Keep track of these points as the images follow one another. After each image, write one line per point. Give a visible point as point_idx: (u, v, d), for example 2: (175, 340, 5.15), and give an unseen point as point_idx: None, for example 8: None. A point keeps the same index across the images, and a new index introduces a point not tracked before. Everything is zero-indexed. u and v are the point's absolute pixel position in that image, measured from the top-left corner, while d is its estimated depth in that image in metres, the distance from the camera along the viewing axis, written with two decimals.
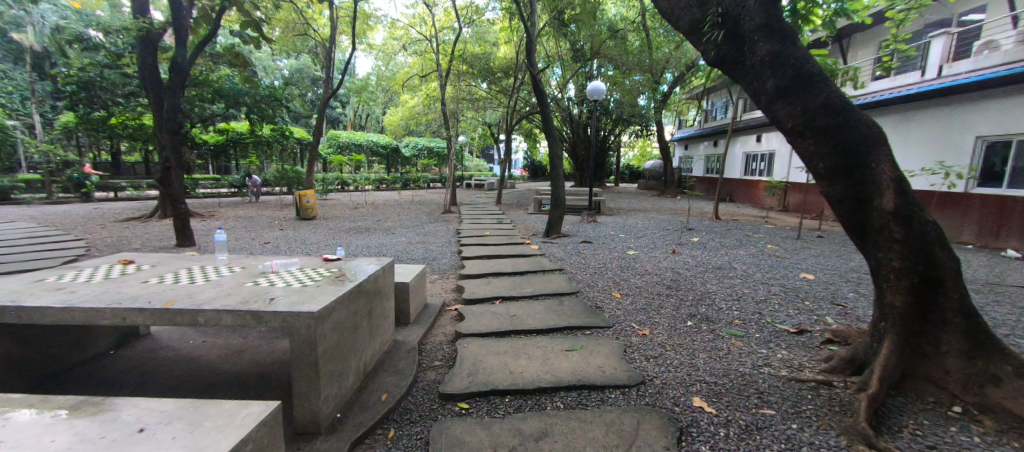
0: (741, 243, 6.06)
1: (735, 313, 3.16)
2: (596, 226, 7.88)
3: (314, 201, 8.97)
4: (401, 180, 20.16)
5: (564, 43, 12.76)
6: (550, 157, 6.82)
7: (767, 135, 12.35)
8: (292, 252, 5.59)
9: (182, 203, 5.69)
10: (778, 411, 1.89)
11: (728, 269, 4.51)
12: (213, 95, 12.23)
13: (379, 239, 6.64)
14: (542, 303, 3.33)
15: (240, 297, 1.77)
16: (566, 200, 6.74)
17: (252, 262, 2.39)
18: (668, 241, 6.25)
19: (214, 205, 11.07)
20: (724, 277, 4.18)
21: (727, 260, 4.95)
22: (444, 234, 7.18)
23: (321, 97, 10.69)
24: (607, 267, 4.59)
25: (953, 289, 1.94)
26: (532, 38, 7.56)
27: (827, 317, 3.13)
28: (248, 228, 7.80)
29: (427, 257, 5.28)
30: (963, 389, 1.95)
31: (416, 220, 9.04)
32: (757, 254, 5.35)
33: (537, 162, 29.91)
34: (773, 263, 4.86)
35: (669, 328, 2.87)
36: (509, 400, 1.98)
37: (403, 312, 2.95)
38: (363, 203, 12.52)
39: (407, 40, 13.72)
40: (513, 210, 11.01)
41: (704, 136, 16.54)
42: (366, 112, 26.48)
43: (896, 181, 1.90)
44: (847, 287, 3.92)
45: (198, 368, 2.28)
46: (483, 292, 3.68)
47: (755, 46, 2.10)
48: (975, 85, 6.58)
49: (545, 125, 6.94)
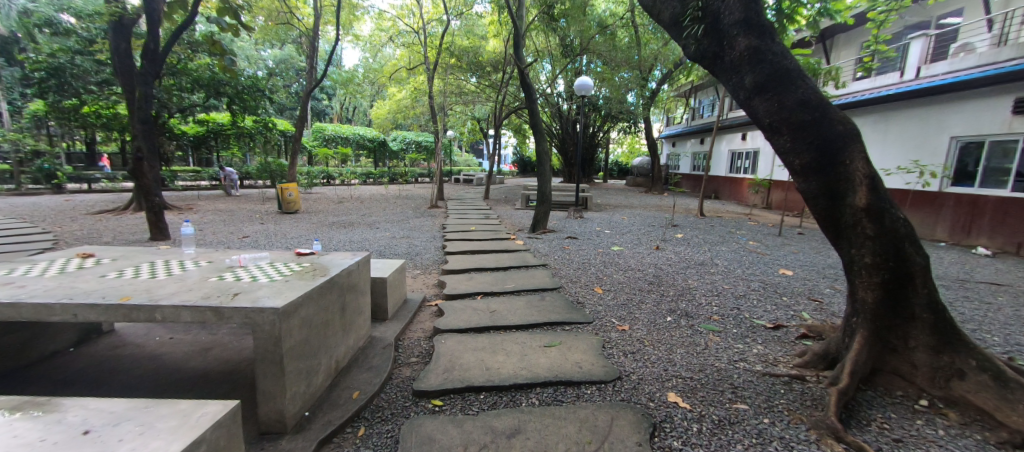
0: (724, 240, 6.13)
1: (714, 309, 3.18)
2: (582, 221, 7.89)
3: (296, 194, 8.78)
4: (388, 174, 19.92)
5: (553, 38, 12.70)
6: (537, 153, 6.78)
7: (752, 133, 12.52)
8: (271, 246, 5.46)
9: (157, 196, 5.49)
10: (751, 406, 1.90)
11: (709, 265, 4.55)
12: (193, 84, 11.90)
13: (362, 234, 6.54)
14: (523, 299, 3.31)
15: (202, 292, 1.70)
16: (552, 195, 6.73)
17: (220, 256, 2.31)
18: (653, 237, 6.28)
19: (194, 198, 10.79)
20: (706, 273, 4.22)
21: (709, 256, 5.00)
22: (429, 229, 7.10)
23: (306, 88, 10.45)
24: (590, 263, 4.58)
25: (922, 284, 1.97)
26: (520, 32, 7.49)
27: (803, 312, 3.17)
28: (228, 221, 7.60)
29: (410, 252, 5.22)
30: (930, 383, 1.99)
31: (401, 215, 8.94)
32: (739, 250, 5.41)
33: (526, 158, 29.90)
34: (754, 259, 4.92)
35: (648, 324, 2.87)
36: (484, 397, 1.95)
37: (380, 307, 2.89)
38: (349, 197, 12.33)
39: (395, 32, 13.51)
40: (501, 206, 10.97)
41: (691, 134, 16.70)
42: (353, 104, 26.06)
43: (868, 179, 1.92)
44: (824, 283, 3.99)
45: (162, 366, 2.20)
46: (464, 287, 3.64)
47: (734, 40, 2.08)
48: (951, 88, 6.75)
49: (532, 119, 6.90)
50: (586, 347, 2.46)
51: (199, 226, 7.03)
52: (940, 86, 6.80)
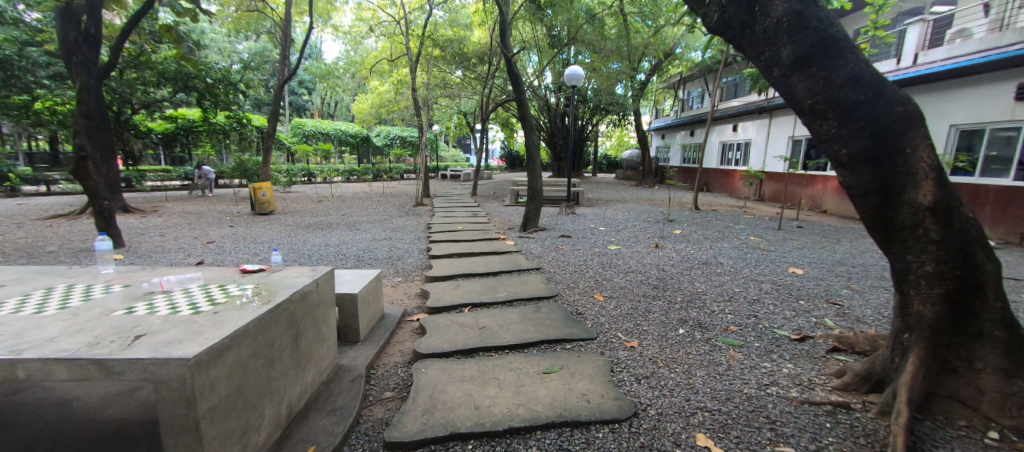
0: (724, 235, 5.85)
1: (729, 317, 2.85)
2: (574, 218, 7.55)
3: (270, 194, 8.24)
4: (372, 171, 19.27)
5: (541, 28, 12.27)
6: (526, 146, 6.38)
7: (743, 124, 12.34)
8: (236, 253, 4.97)
9: (105, 200, 4.92)
10: (797, 448, 1.57)
11: (715, 265, 4.25)
12: (157, 78, 11.17)
13: (340, 236, 6.07)
14: (516, 311, 2.93)
15: (92, 336, 1.27)
16: (543, 191, 6.36)
17: (143, 276, 1.88)
18: (650, 233, 5.97)
19: (162, 200, 10.12)
20: (712, 274, 3.91)
21: (712, 254, 4.69)
22: (413, 229, 6.67)
23: (279, 80, 9.82)
24: (587, 265, 4.23)
25: (994, 297, 1.65)
26: (507, 19, 7.06)
27: (826, 319, 2.86)
28: (194, 225, 7.03)
29: (391, 256, 4.80)
30: (998, 411, 1.69)
31: (384, 214, 8.48)
32: (741, 247, 5.13)
33: (514, 153, 29.49)
34: (759, 256, 4.64)
35: (659, 339, 2.53)
36: (473, 448, 1.58)
37: (350, 328, 2.47)
38: (329, 196, 11.75)
39: (376, 22, 12.91)
40: (489, 202, 10.57)
41: (681, 126, 16.50)
42: (334, 100, 25.21)
43: (934, 171, 1.58)
44: (839, 283, 3.71)
45: (68, 415, 1.77)
46: (449, 298, 3.24)
47: (769, 5, 1.74)
48: (954, 72, 6.55)
49: (520, 111, 6.49)
50: (592, 372, 2.09)
51: (160, 231, 6.45)
52: (942, 71, 6.60)
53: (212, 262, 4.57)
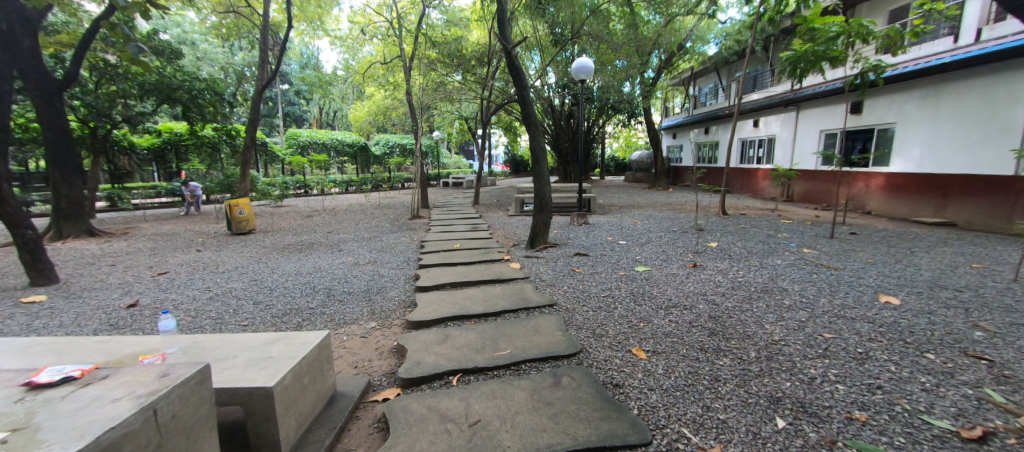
0: (771, 248, 4.89)
1: (844, 394, 1.90)
2: (589, 229, 6.65)
3: (249, 211, 7.40)
4: (371, 181, 18.47)
5: (542, 25, 11.42)
6: (531, 150, 5.46)
7: (766, 119, 11.38)
8: (184, 288, 4.10)
9: (26, 230, 4.13)
10: None
11: (780, 294, 3.29)
12: (138, 90, 10.51)
13: (317, 260, 5.21)
14: (527, 386, 2.02)
15: None
16: (552, 201, 5.46)
17: None
18: (681, 248, 5.02)
19: (138, 220, 9.40)
20: (783, 310, 2.97)
21: (768, 277, 3.75)
22: (403, 249, 5.78)
23: (259, 86, 9.00)
24: (614, 297, 3.31)
25: None
26: (504, 6, 6.05)
27: (989, 391, 1.90)
28: (156, 250, 6.21)
29: (370, 288, 3.94)
30: None
31: (375, 230, 7.62)
32: (800, 264, 4.17)
33: (518, 157, 28.66)
34: (831, 278, 3.67)
35: (753, 443, 1.60)
36: None
37: (267, 439, 1.56)
38: (321, 210, 10.93)
39: (370, 27, 12.22)
40: (493, 212, 9.69)
41: (694, 123, 15.54)
42: (332, 109, 24.58)
43: None
44: (959, 319, 2.75)
45: None
46: (431, 360, 2.34)
47: None
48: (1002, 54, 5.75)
49: (524, 111, 5.59)
50: None
51: (114, 258, 5.64)
52: (915, 71, 6.79)
53: (149, 302, 3.71)
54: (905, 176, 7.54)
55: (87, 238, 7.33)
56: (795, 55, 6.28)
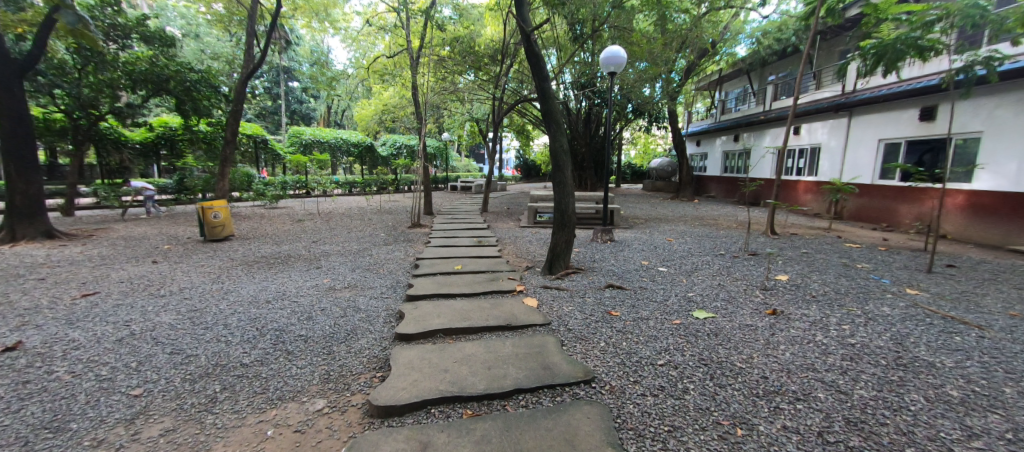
0: (864, 287, 3.77)
1: None
2: (617, 249, 5.58)
3: (225, 215, 6.48)
4: (375, 183, 17.67)
5: (563, 19, 10.40)
6: (551, 153, 4.41)
7: (810, 125, 10.19)
8: (99, 322, 3.12)
9: None
10: None
11: (934, 375, 2.18)
12: (128, 80, 9.72)
13: (285, 282, 4.22)
14: None
15: None
16: (576, 215, 4.42)
17: None
18: (742, 281, 3.93)
19: (115, 220, 8.63)
20: (964, 412, 1.85)
21: (893, 338, 2.63)
22: (394, 268, 4.79)
23: (246, 76, 8.05)
24: (678, 370, 2.24)
25: None
26: None
27: None
28: (107, 259, 5.27)
29: (337, 331, 2.92)
30: None
31: (367, 240, 6.64)
32: (922, 316, 3.04)
33: (531, 161, 27.65)
34: (986, 347, 2.54)
35: None
36: None
37: None
38: (316, 213, 10.03)
39: (378, 19, 11.29)
40: (503, 222, 8.66)
41: (721, 130, 14.36)
42: (339, 108, 23.87)
43: None
44: None
45: None
46: None
47: None
48: None
49: (543, 106, 4.55)
50: None
51: (51, 270, 4.72)
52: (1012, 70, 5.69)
53: (35, 344, 2.72)
54: (993, 195, 6.34)
55: (42, 241, 6.46)
56: (879, 43, 5.16)
